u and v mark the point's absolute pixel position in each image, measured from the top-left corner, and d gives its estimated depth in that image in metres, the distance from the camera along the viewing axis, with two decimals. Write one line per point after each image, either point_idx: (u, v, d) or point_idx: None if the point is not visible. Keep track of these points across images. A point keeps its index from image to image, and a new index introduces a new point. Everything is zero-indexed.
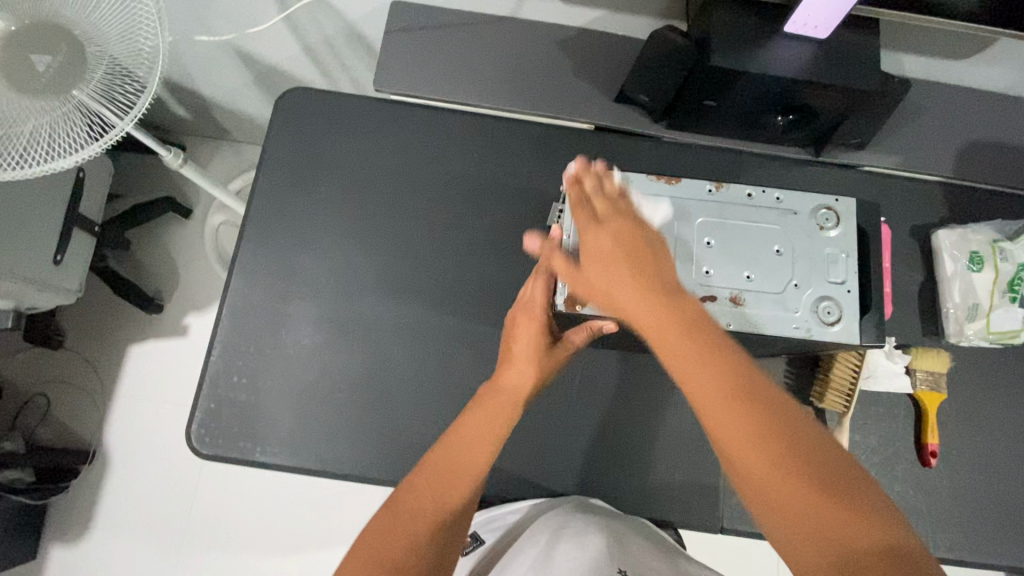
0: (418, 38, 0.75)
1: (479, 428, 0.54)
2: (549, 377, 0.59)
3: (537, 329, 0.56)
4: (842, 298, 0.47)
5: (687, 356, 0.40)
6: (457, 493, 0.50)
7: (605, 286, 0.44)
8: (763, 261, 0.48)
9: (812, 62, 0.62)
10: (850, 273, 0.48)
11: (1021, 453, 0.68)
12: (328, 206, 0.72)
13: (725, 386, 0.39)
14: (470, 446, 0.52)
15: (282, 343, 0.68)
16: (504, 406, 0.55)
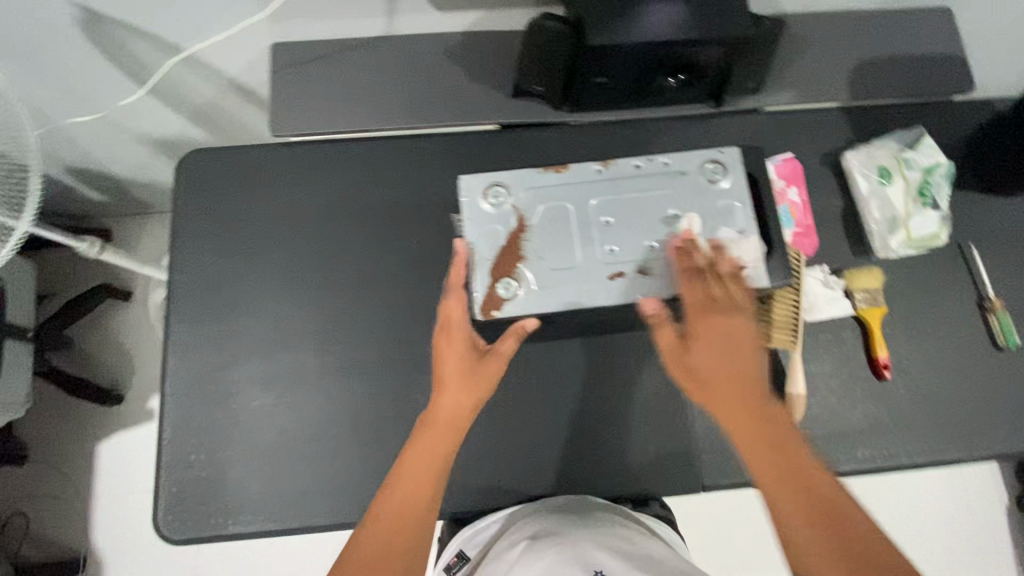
0: (306, 76, 0.74)
1: (423, 453, 0.52)
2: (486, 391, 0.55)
3: (461, 346, 0.54)
4: (740, 247, 0.54)
5: (771, 459, 0.46)
6: (414, 529, 0.49)
7: (709, 378, 0.48)
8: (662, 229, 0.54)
9: (688, 18, 0.63)
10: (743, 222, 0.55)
11: (965, 346, 0.71)
12: (252, 262, 0.71)
13: (803, 490, 0.44)
14: (410, 490, 0.50)
15: (236, 408, 0.66)
16: (443, 437, 0.52)
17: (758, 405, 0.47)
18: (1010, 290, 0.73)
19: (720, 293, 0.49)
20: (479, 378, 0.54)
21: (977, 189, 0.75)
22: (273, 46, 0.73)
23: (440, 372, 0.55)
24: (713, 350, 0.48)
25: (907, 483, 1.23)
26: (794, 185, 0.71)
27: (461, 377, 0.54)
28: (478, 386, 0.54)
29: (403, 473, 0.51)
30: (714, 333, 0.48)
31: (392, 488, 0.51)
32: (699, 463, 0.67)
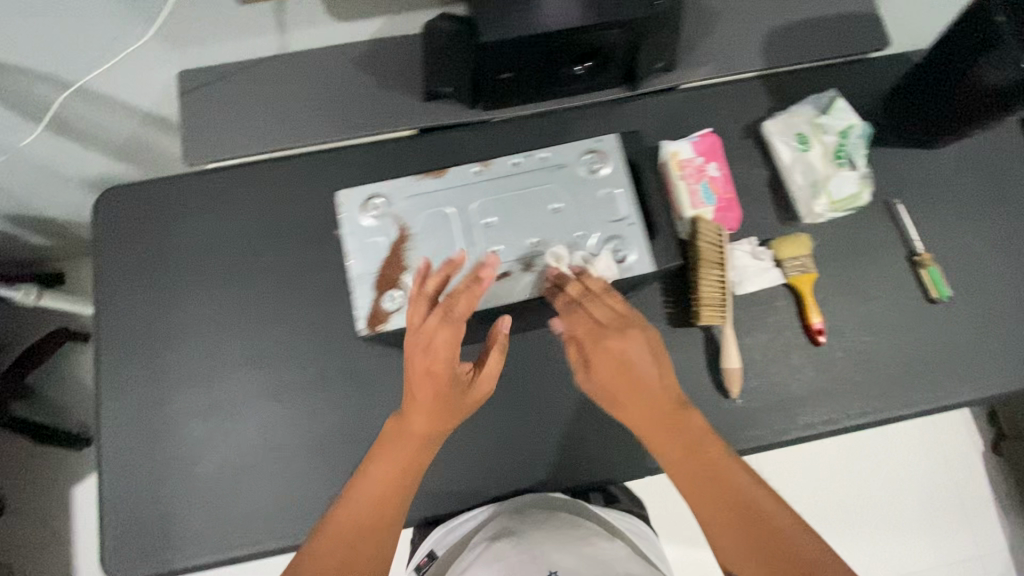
0: (216, 101, 0.73)
1: (398, 463, 0.57)
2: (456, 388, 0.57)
3: (440, 344, 0.54)
4: (615, 229, 0.63)
5: (679, 455, 0.54)
6: (386, 533, 0.55)
7: (634, 384, 0.55)
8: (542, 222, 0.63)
9: (580, 5, 0.62)
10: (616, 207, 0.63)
11: (899, 303, 0.71)
12: (179, 294, 0.71)
13: (707, 476, 0.53)
14: (386, 475, 0.56)
15: (176, 443, 0.66)
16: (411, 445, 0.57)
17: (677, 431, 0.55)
18: (940, 242, 0.73)
19: (599, 315, 0.57)
20: (455, 401, 0.57)
21: (895, 144, 0.76)
22: (179, 75, 0.72)
23: (416, 393, 0.56)
24: (617, 364, 0.56)
25: (883, 439, 1.24)
26: (712, 160, 0.71)
27: (436, 400, 0.56)
28: (448, 384, 0.56)
29: (374, 471, 0.56)
30: (607, 354, 0.56)
31: (368, 478, 0.56)
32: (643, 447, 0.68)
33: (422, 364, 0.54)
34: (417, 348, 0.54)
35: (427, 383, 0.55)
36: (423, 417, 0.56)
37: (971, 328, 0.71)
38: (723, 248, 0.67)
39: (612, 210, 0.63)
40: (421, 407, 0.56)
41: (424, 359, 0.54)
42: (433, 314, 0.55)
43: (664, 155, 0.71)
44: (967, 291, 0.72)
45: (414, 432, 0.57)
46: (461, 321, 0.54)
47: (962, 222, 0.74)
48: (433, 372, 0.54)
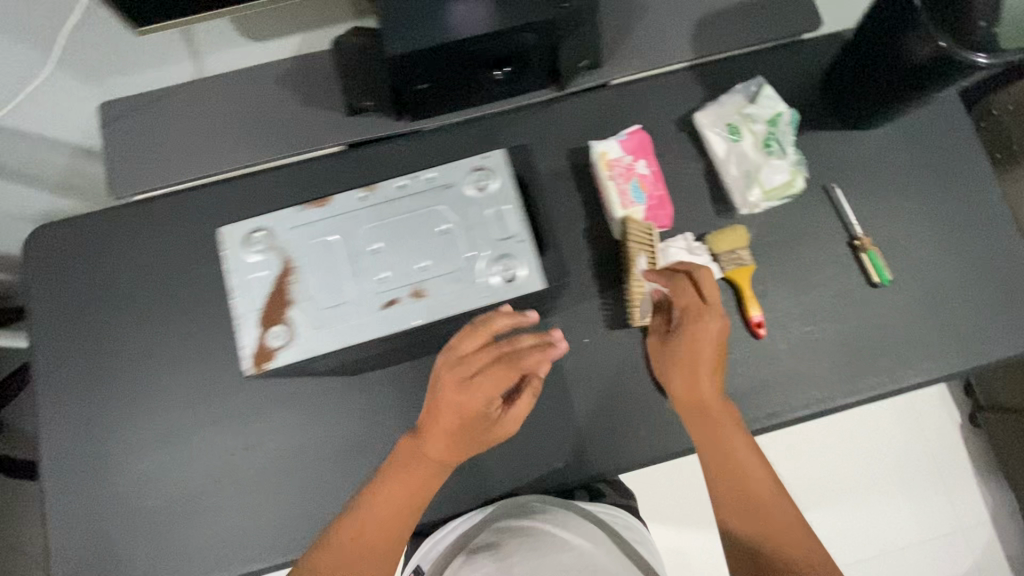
0: (136, 129, 0.71)
1: (415, 487, 0.56)
2: (487, 428, 0.56)
3: (497, 377, 0.53)
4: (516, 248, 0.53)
5: (721, 434, 0.58)
6: (380, 545, 0.54)
7: (692, 363, 0.61)
8: (429, 245, 0.54)
9: (489, 10, 0.61)
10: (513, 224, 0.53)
11: (841, 290, 0.70)
12: (113, 329, 0.70)
13: (734, 460, 0.57)
14: (404, 487, 0.55)
15: (120, 478, 0.66)
16: (425, 479, 0.56)
17: (717, 412, 0.60)
18: (881, 224, 0.72)
19: (700, 297, 0.63)
20: (480, 434, 0.56)
21: (837, 127, 0.74)
22: (101, 104, 0.72)
23: (447, 428, 0.54)
24: (687, 345, 0.61)
25: (860, 419, 1.23)
26: (642, 158, 0.70)
27: (462, 427, 0.54)
28: (480, 424, 0.55)
29: (386, 489, 0.55)
30: (692, 334, 0.62)
31: (387, 481, 0.55)
32: (586, 451, 0.67)
33: (457, 400, 0.52)
34: (451, 387, 0.52)
35: (456, 417, 0.53)
36: (443, 450, 0.55)
37: (914, 309, 0.70)
38: (654, 248, 0.67)
39: (501, 227, 0.54)
40: (448, 437, 0.55)
41: (462, 396, 0.52)
42: (483, 354, 0.53)
43: (592, 156, 0.70)
44: (910, 272, 0.71)
45: (430, 457, 0.55)
46: (510, 367, 0.53)
47: (903, 202, 0.72)
48: (469, 410, 0.53)
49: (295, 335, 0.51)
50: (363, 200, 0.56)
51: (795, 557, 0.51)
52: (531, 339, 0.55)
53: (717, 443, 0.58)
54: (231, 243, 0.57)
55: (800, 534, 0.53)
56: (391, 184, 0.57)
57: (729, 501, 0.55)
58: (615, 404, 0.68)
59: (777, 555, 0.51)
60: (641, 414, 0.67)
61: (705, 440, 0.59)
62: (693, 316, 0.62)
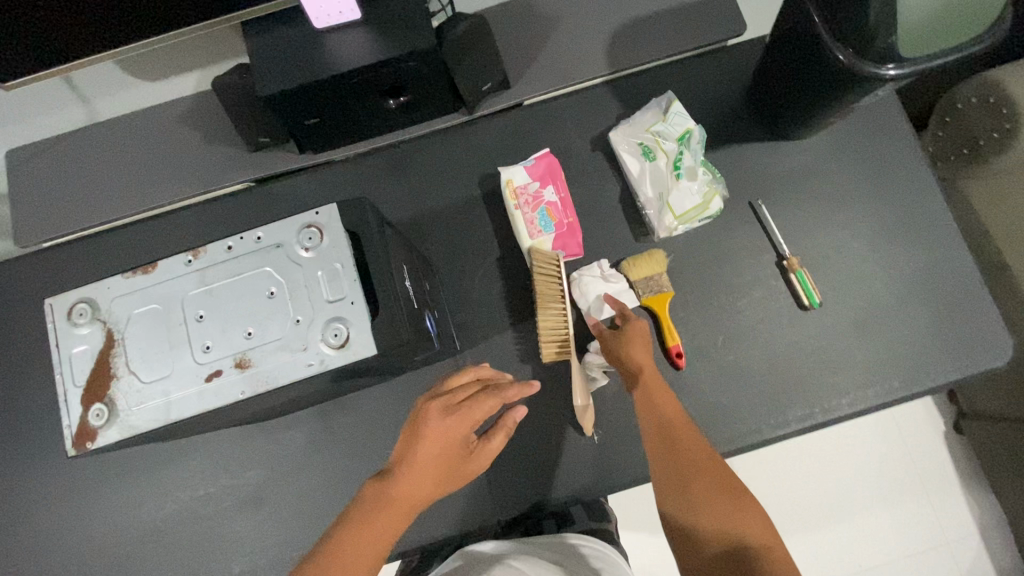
0: (44, 180, 0.72)
1: (380, 531, 0.45)
2: (457, 468, 0.50)
3: (487, 407, 0.49)
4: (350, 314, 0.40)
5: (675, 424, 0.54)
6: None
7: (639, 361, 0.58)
8: (254, 313, 0.40)
9: (367, 41, 0.58)
10: (348, 282, 0.40)
11: (768, 314, 0.66)
12: (19, 381, 0.69)
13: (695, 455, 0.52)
14: (379, 530, 0.45)
15: (23, 534, 0.66)
16: (398, 523, 0.46)
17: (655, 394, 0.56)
18: (809, 241, 0.67)
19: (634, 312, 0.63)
20: (458, 470, 0.50)
21: (762, 140, 0.69)
22: (9, 153, 0.72)
23: (426, 461, 0.47)
24: (636, 344, 0.59)
25: (838, 440, 1.08)
26: (550, 184, 0.67)
27: (445, 463, 0.48)
28: (456, 462, 0.50)
29: (352, 531, 0.44)
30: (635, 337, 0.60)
31: (353, 524, 0.45)
32: (496, 494, 0.64)
33: (445, 430, 0.48)
34: (435, 412, 0.48)
35: (438, 447, 0.48)
36: (420, 487, 0.47)
37: (845, 332, 0.65)
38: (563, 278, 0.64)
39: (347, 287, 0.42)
40: (429, 472, 0.47)
41: (449, 422, 0.48)
42: (472, 386, 0.51)
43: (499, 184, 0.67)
44: (841, 292, 0.66)
45: (407, 497, 0.46)
46: (499, 395, 0.50)
47: (834, 216, 0.68)
48: (456, 437, 0.48)
49: (117, 417, 0.39)
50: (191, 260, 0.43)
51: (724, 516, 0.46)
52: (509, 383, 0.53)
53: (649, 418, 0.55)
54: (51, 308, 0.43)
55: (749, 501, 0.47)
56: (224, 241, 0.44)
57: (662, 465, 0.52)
58: (528, 443, 0.65)
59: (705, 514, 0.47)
60: (555, 452, 0.64)
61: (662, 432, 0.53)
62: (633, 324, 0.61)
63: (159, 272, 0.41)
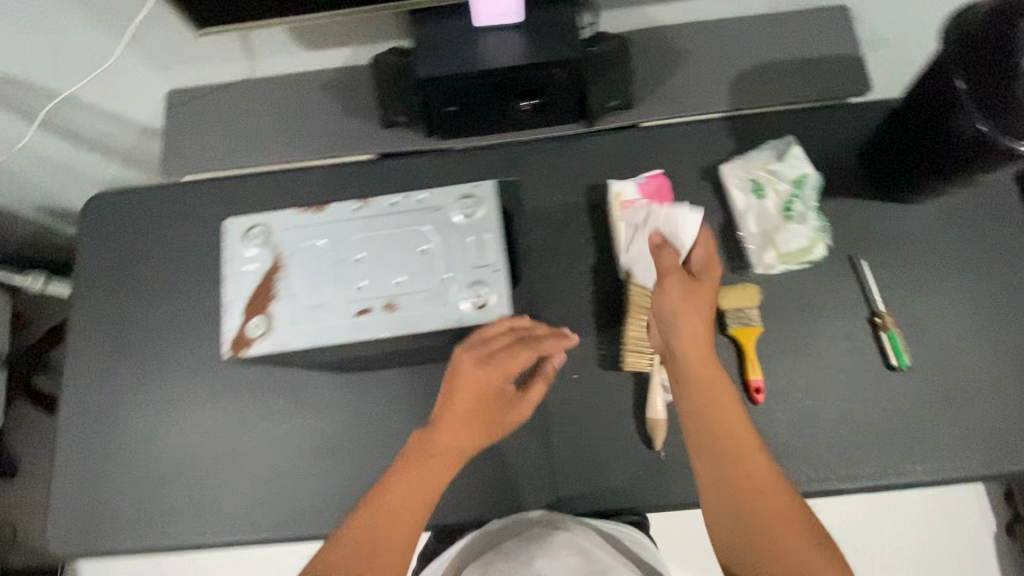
0: (197, 121, 0.79)
1: (428, 476, 0.54)
2: (499, 415, 0.56)
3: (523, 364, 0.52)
4: (491, 278, 0.54)
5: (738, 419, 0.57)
6: (392, 553, 0.51)
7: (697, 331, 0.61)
8: (411, 264, 0.53)
9: (519, 44, 0.63)
10: (491, 251, 0.53)
11: (853, 367, 0.66)
12: (144, 296, 0.76)
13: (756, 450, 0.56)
14: (428, 481, 0.53)
15: (119, 434, 0.71)
16: (445, 468, 0.54)
17: (725, 401, 0.58)
18: (906, 303, 0.67)
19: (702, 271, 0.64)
20: (495, 419, 0.55)
21: (871, 198, 0.71)
22: (169, 92, 0.79)
23: (462, 414, 0.54)
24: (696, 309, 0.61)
25: (883, 512, 1.05)
26: (658, 203, 0.70)
27: (478, 413, 0.54)
28: (492, 409, 0.55)
29: (400, 479, 0.53)
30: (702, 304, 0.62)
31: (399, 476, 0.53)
32: (556, 487, 0.66)
33: (476, 380, 0.52)
34: (468, 368, 0.52)
35: (473, 396, 0.53)
36: (459, 435, 0.54)
37: (932, 398, 0.65)
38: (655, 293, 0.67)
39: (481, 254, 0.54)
40: (466, 423, 0.54)
41: (482, 374, 0.52)
42: (502, 335, 0.52)
43: (608, 195, 0.71)
44: (933, 359, 0.66)
45: (446, 448, 0.54)
46: (531, 349, 0.53)
47: (935, 282, 0.68)
48: (487, 388, 0.52)
49: (275, 328, 0.52)
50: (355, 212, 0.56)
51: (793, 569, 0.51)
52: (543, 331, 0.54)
53: (715, 437, 0.57)
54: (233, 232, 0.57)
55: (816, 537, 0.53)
56: (387, 202, 0.58)
57: (738, 499, 0.54)
58: (595, 446, 0.66)
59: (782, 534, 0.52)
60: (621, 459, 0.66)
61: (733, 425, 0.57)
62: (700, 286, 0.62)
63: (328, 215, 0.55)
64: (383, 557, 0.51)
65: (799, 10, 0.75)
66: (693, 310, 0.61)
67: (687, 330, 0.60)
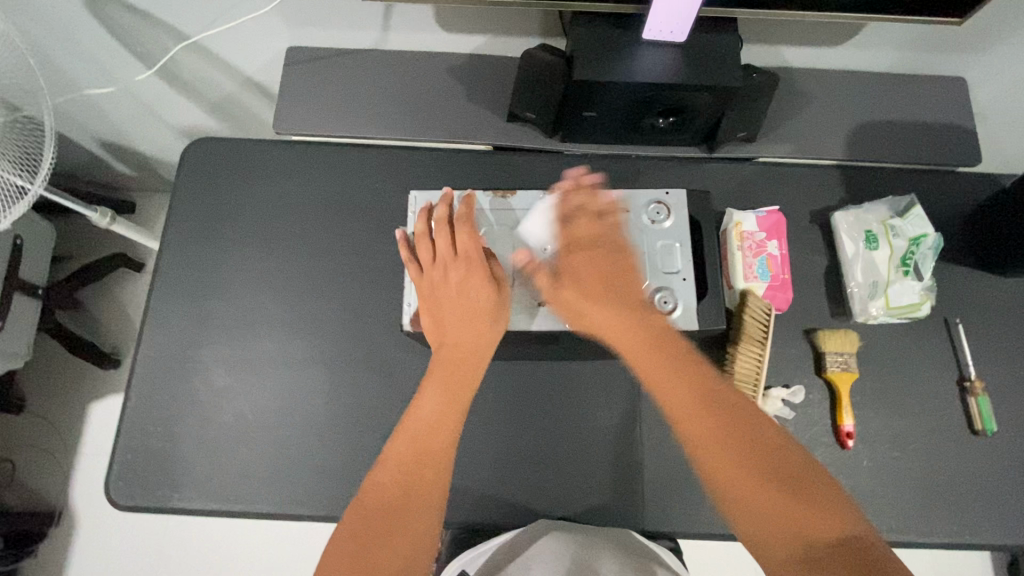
0: (311, 80, 0.76)
1: (445, 383, 0.57)
2: (489, 303, 0.59)
3: (450, 250, 0.62)
4: (678, 287, 0.62)
5: (672, 382, 0.51)
6: (434, 473, 0.52)
7: (610, 301, 0.57)
8: None
9: (676, 63, 0.63)
10: (681, 260, 0.62)
11: (940, 425, 0.68)
12: (236, 251, 0.73)
13: (702, 413, 0.49)
14: (431, 434, 0.54)
15: (198, 387, 0.69)
16: (456, 385, 0.57)
17: (643, 333, 0.55)
18: (995, 371, 0.70)
19: (582, 224, 0.61)
20: (478, 300, 0.59)
21: (969, 266, 0.73)
22: (289, 48, 0.77)
23: (455, 318, 0.60)
24: (578, 273, 0.59)
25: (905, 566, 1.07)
26: (774, 238, 0.71)
27: (458, 304, 0.60)
28: (472, 298, 0.59)
29: (414, 422, 0.55)
30: (581, 260, 0.59)
31: (406, 433, 0.54)
32: (644, 504, 0.65)
33: (432, 279, 0.61)
34: (434, 278, 0.61)
35: (440, 288, 0.61)
36: (473, 332, 0.59)
37: (1012, 468, 0.67)
38: (767, 326, 0.67)
39: (668, 261, 0.62)
40: (463, 320, 0.59)
41: (434, 271, 0.61)
42: (424, 242, 0.63)
43: (726, 223, 0.71)
44: (1015, 430, 0.68)
45: (452, 352, 0.59)
46: (475, 233, 0.62)
47: (1022, 356, 0.70)
48: (451, 277, 0.61)
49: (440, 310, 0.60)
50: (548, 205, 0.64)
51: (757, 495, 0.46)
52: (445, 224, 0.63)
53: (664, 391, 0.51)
54: (417, 206, 0.66)
55: (788, 454, 0.48)
56: (574, 195, 0.65)
57: (701, 440, 0.48)
58: (686, 468, 0.66)
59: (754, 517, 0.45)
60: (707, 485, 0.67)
61: (670, 397, 0.51)
62: (574, 249, 0.60)
63: (521, 202, 0.65)
64: (402, 518, 0.49)
65: (928, 73, 0.77)
66: (601, 259, 0.59)
67: (580, 283, 0.58)
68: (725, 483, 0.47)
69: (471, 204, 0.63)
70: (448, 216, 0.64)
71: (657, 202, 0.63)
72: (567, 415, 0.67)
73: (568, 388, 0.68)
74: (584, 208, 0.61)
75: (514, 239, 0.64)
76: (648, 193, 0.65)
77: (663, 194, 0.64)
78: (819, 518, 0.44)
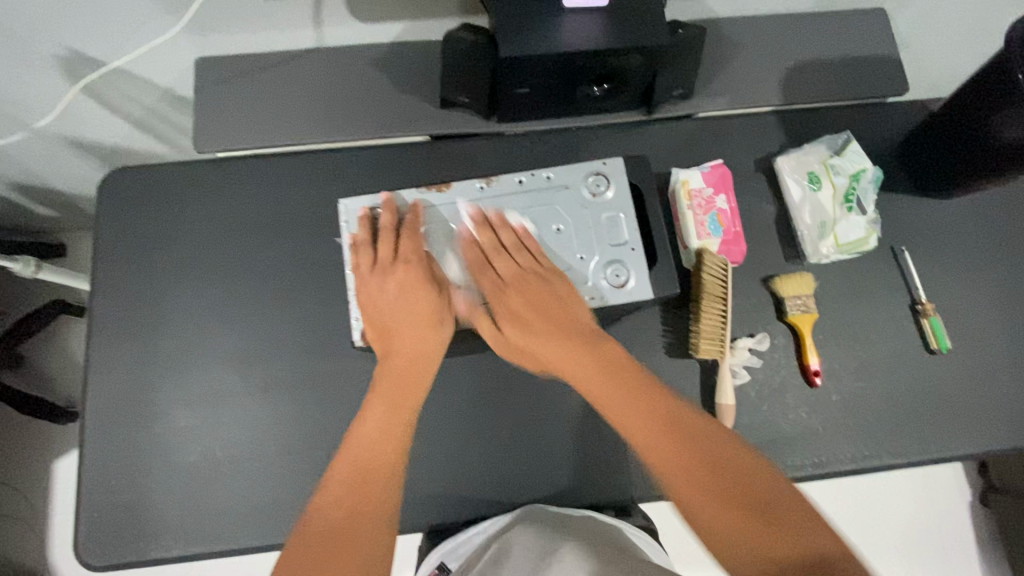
0: (228, 95, 0.71)
1: (392, 395, 0.56)
2: (433, 312, 0.59)
3: (391, 258, 0.60)
4: (629, 257, 0.61)
5: (619, 395, 0.51)
6: (385, 477, 0.51)
7: (548, 338, 0.57)
8: (550, 241, 0.61)
9: (601, 27, 0.61)
10: (627, 228, 0.61)
11: (900, 350, 0.71)
12: (176, 284, 0.69)
13: (652, 423, 0.49)
14: (375, 449, 0.53)
15: (158, 431, 0.65)
16: (402, 397, 0.56)
17: (592, 359, 0.54)
18: (943, 290, 0.73)
19: (506, 263, 0.59)
20: (423, 310, 0.59)
21: (909, 193, 0.75)
22: (196, 61, 0.71)
23: (400, 328, 0.59)
24: (515, 320, 0.58)
25: (889, 487, 1.12)
26: (721, 193, 0.71)
27: (405, 315, 0.59)
28: (419, 306, 0.59)
29: (359, 436, 0.54)
30: (523, 301, 0.58)
31: (349, 446, 0.53)
32: (629, 470, 0.66)
33: (374, 289, 0.59)
34: (376, 286, 0.59)
35: (385, 299, 0.59)
36: (418, 341, 0.59)
37: (968, 380, 0.70)
38: (726, 281, 0.67)
39: (615, 233, 0.61)
40: (409, 331, 0.58)
41: (376, 282, 0.60)
42: (361, 253, 0.61)
43: (673, 183, 0.71)
44: (968, 346, 0.71)
45: (398, 364, 0.58)
46: (417, 236, 0.60)
47: (966, 274, 0.73)
48: (396, 286, 0.59)
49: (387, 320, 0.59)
50: (485, 191, 0.62)
51: (725, 520, 0.44)
52: (384, 230, 0.61)
53: (615, 401, 0.51)
54: (349, 215, 0.63)
55: (743, 463, 0.46)
56: (512, 178, 0.63)
57: (655, 450, 0.48)
58: None
59: (715, 530, 0.44)
60: None
61: (616, 404, 0.51)
62: (506, 292, 0.58)
63: (460, 193, 0.62)
64: (348, 539, 0.47)
65: (853, 9, 0.77)
66: (540, 299, 0.58)
67: (526, 325, 0.58)
68: (680, 495, 0.46)
69: (417, 208, 0.61)
70: (390, 221, 0.61)
71: (595, 172, 0.62)
72: (540, 398, 0.67)
73: (538, 372, 0.67)
74: (505, 250, 0.60)
75: (457, 234, 0.61)
76: (585, 166, 0.63)
77: (600, 165, 0.63)
78: (791, 537, 0.42)
